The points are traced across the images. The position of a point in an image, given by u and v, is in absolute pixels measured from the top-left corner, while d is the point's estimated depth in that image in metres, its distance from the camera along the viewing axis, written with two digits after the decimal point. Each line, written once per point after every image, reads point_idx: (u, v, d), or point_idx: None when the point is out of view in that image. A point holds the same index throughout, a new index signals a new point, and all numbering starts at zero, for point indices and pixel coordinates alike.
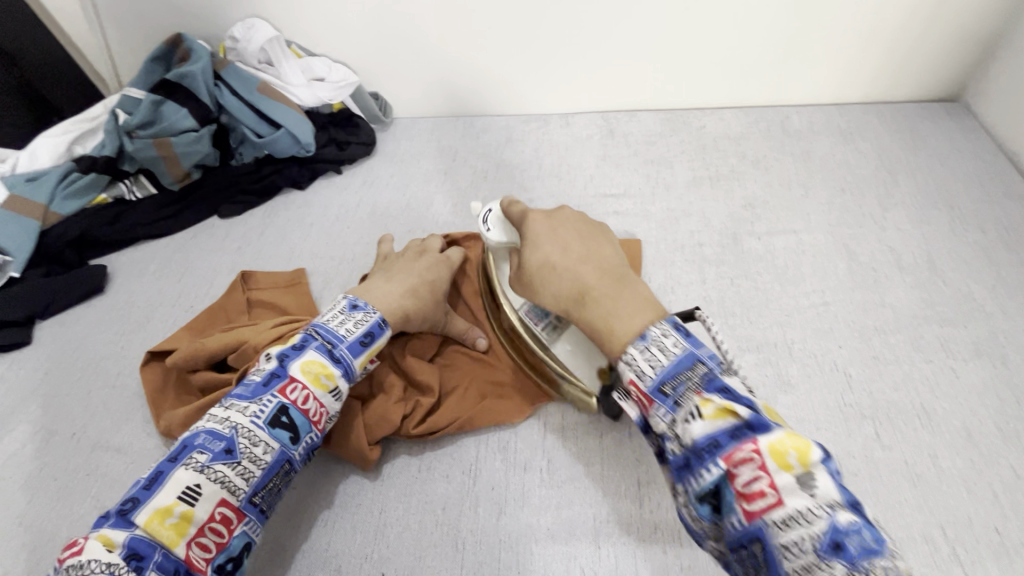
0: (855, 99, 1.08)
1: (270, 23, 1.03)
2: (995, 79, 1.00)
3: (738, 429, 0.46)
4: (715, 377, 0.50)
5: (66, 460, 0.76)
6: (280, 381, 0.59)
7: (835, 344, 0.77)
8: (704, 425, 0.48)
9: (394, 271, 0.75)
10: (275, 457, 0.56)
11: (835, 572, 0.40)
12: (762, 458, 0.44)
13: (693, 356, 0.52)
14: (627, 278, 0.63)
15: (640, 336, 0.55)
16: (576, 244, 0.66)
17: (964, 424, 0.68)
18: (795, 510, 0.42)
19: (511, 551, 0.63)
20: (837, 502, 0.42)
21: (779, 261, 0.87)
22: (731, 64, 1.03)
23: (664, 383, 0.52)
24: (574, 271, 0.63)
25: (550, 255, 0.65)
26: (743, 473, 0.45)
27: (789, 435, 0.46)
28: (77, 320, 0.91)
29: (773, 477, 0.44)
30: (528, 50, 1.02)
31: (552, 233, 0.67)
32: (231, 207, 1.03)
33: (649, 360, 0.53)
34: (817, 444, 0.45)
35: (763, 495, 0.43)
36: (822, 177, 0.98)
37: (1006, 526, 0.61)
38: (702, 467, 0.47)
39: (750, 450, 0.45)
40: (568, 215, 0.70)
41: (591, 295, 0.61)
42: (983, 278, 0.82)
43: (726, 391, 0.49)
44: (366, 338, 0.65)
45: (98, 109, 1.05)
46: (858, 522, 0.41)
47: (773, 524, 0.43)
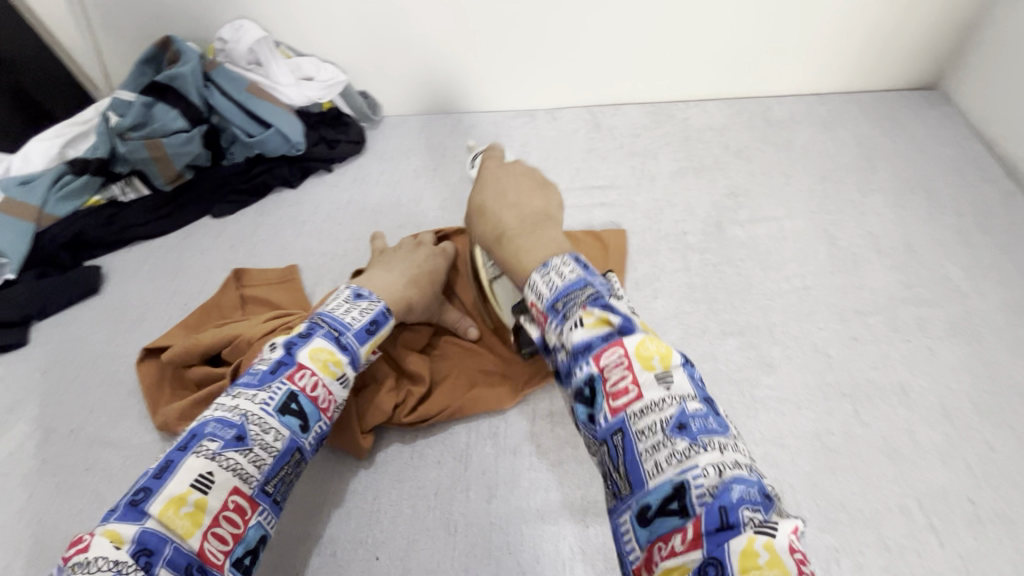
0: (835, 89, 1.10)
1: (257, 24, 1.04)
2: (970, 66, 1.02)
3: (610, 334, 0.46)
4: (601, 296, 0.49)
5: (66, 456, 0.77)
6: (290, 368, 0.60)
7: (816, 326, 0.78)
8: (585, 332, 0.47)
9: (393, 263, 0.76)
10: (286, 444, 0.58)
11: (676, 449, 0.41)
12: (630, 359, 0.45)
13: (586, 279, 0.51)
14: (547, 222, 0.62)
15: (542, 264, 0.54)
16: (511, 193, 0.66)
17: (940, 400, 0.70)
18: (651, 402, 0.43)
19: (502, 532, 0.65)
20: (690, 395, 0.44)
21: (761, 247, 0.88)
22: (712, 57, 1.05)
23: (558, 300, 0.50)
24: (498, 215, 0.64)
25: (485, 199, 0.66)
26: (613, 374, 0.45)
27: (653, 341, 0.47)
28: (73, 320, 0.92)
29: (636, 374, 0.44)
30: (513, 46, 1.04)
31: (496, 179, 0.68)
32: (224, 206, 1.04)
33: (546, 281, 0.52)
34: (678, 350, 0.47)
35: (627, 390, 0.44)
36: (803, 165, 1.00)
37: (980, 497, 0.63)
38: (576, 367, 0.47)
39: (620, 353, 0.45)
40: (520, 168, 0.69)
41: (507, 238, 0.61)
42: (960, 259, 0.85)
43: (610, 305, 0.48)
44: (372, 327, 0.66)
45: (89, 112, 1.07)
46: (704, 409, 0.43)
47: (632, 415, 0.43)
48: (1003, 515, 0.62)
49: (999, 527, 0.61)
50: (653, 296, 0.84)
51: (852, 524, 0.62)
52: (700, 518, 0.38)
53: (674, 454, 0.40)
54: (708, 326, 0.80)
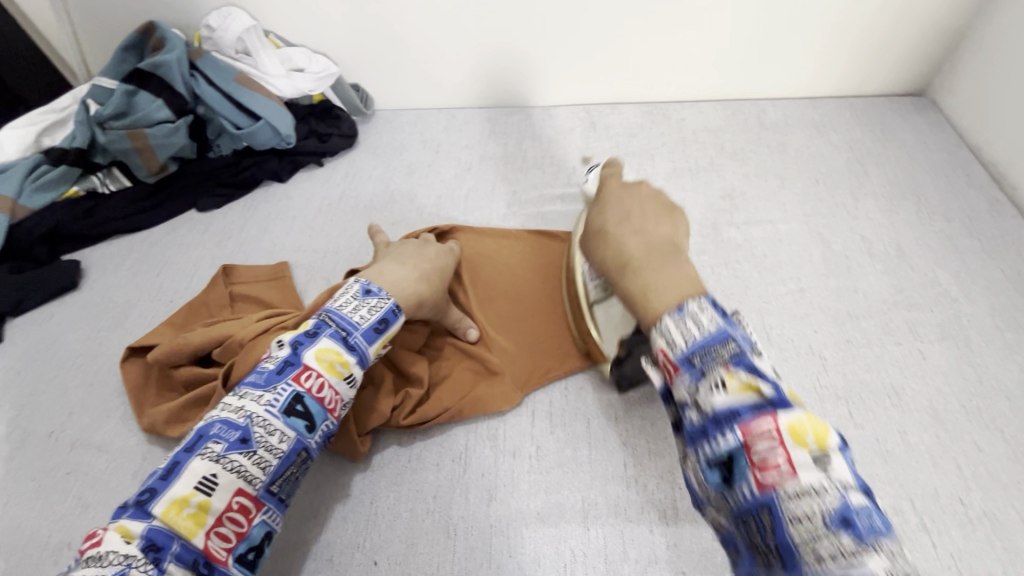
0: (828, 93, 1.12)
1: (246, 13, 1.01)
2: (958, 74, 1.04)
3: (760, 404, 0.43)
4: (745, 354, 0.47)
5: (45, 460, 0.74)
6: (295, 369, 0.58)
7: (811, 328, 0.79)
8: (727, 398, 0.44)
9: (403, 256, 0.74)
10: (292, 446, 0.56)
11: (840, 547, 0.36)
12: (783, 435, 0.40)
13: (727, 333, 0.48)
14: (675, 253, 0.58)
15: (677, 307, 0.51)
16: (636, 217, 0.62)
17: (931, 403, 0.72)
18: (809, 485, 0.39)
19: (502, 535, 0.64)
20: (850, 485, 0.39)
21: (757, 250, 0.89)
22: (710, 59, 1.05)
23: (694, 354, 0.48)
24: (622, 240, 0.60)
25: (607, 221, 0.62)
26: (761, 446, 0.41)
27: (807, 418, 0.42)
28: (51, 317, 0.89)
29: (790, 453, 0.40)
30: (510, 39, 1.02)
31: (620, 202, 0.64)
32: (211, 199, 1.01)
33: (681, 330, 0.49)
34: (835, 431, 0.42)
35: (778, 466, 0.40)
36: (796, 168, 1.01)
37: (970, 497, 0.65)
38: (718, 434, 0.43)
39: (770, 425, 0.41)
40: (644, 190, 0.65)
41: (632, 269, 0.57)
42: (948, 264, 0.86)
43: (754, 368, 0.45)
44: (381, 325, 0.64)
45: (67, 99, 1.02)
46: (868, 506, 0.38)
47: (783, 494, 0.39)
48: (992, 515, 0.64)
49: (989, 527, 0.63)
50: None
51: None
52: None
53: (836, 550, 0.35)
54: None
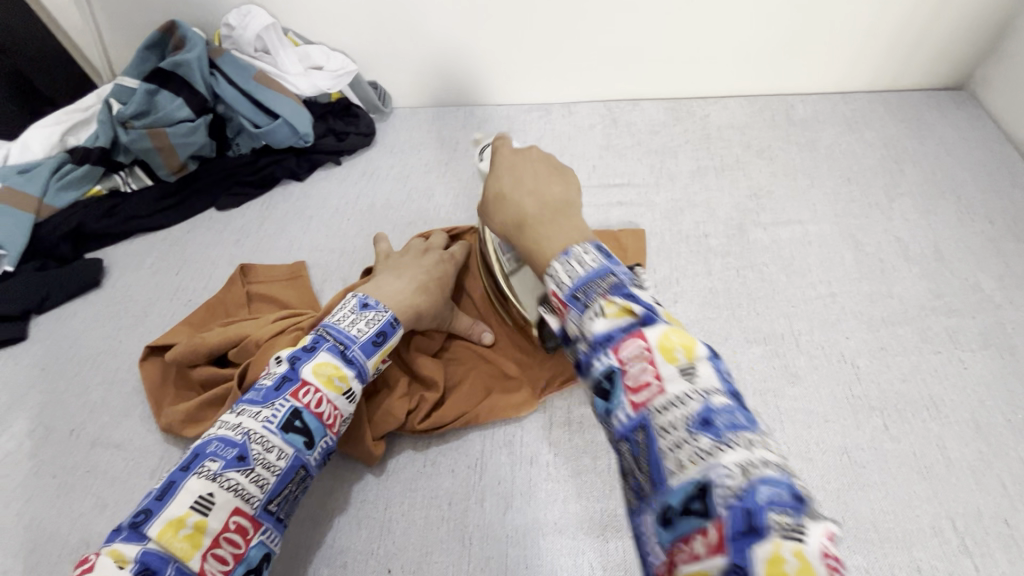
0: (861, 88, 1.07)
1: (265, 10, 1.00)
2: (1003, 66, 0.99)
3: (631, 326, 0.41)
4: (624, 286, 0.44)
5: (67, 457, 0.75)
6: (293, 385, 0.58)
7: (843, 335, 0.76)
8: (605, 323, 0.42)
9: (402, 267, 0.73)
10: (290, 463, 0.56)
11: (700, 448, 0.35)
12: (652, 351, 0.40)
13: (608, 270, 0.45)
14: (573, 212, 0.54)
15: (564, 252, 0.47)
16: (529, 180, 0.57)
17: (972, 416, 0.68)
18: (674, 396, 0.38)
19: (517, 545, 0.62)
20: (715, 389, 0.38)
21: (784, 252, 0.86)
22: (738, 51, 1.01)
23: (579, 292, 0.44)
24: (518, 201, 0.55)
25: (502, 186, 0.57)
26: (634, 367, 0.40)
27: (677, 333, 0.41)
28: (74, 314, 0.90)
29: (660, 370, 0.39)
30: (529, 35, 1.00)
31: (512, 167, 0.58)
32: (229, 198, 1.01)
33: (566, 270, 0.46)
34: (705, 342, 0.41)
35: (649, 384, 0.39)
36: (827, 166, 0.97)
37: (1015, 518, 0.61)
38: (595, 358, 0.41)
39: (641, 345, 0.40)
40: (535, 154, 0.60)
41: (529, 226, 0.53)
42: (991, 268, 0.82)
43: (633, 295, 0.43)
44: (378, 338, 0.64)
45: (91, 99, 1.03)
46: (732, 406, 0.37)
47: (653, 411, 0.38)
48: None
49: None
50: (673, 301, 0.81)
51: (884, 544, 0.60)
52: (724, 520, 0.33)
53: (697, 451, 0.35)
54: (731, 333, 0.77)
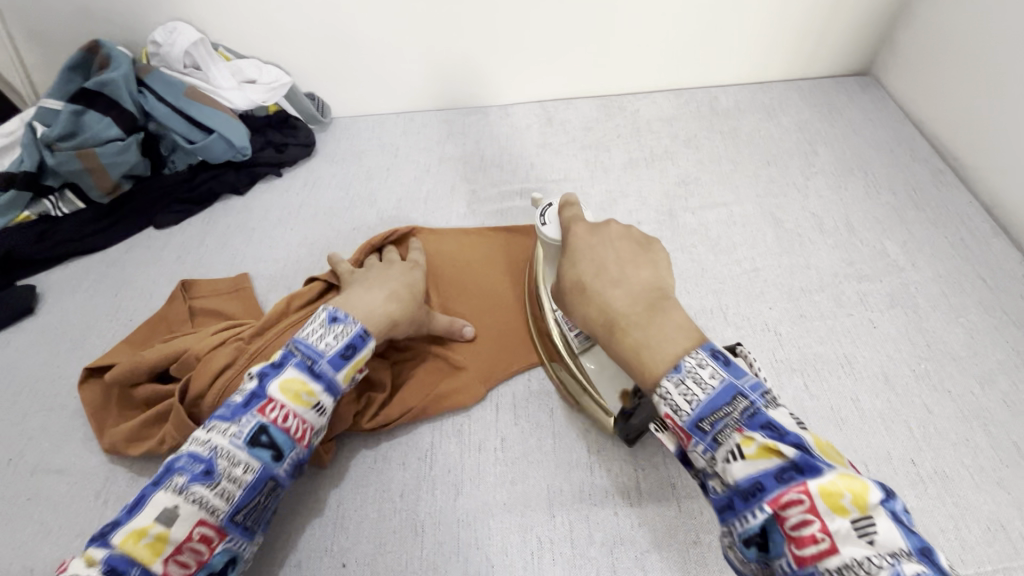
0: (777, 78, 1.14)
1: (192, 26, 1.00)
2: (898, 52, 1.07)
3: (783, 470, 0.43)
4: (760, 413, 0.46)
5: (3, 488, 0.73)
6: (260, 402, 0.58)
7: (766, 306, 0.81)
8: (746, 467, 0.44)
9: (373, 280, 0.74)
10: (258, 476, 0.56)
11: None
12: (812, 500, 0.41)
13: (733, 389, 0.48)
14: (666, 305, 0.55)
15: (675, 367, 0.50)
16: (612, 267, 0.59)
17: (882, 369, 0.74)
18: (850, 559, 0.39)
19: (469, 528, 0.64)
20: (903, 552, 0.38)
21: (712, 233, 0.91)
22: (661, 48, 1.06)
23: (702, 419, 0.48)
24: (603, 296, 0.57)
25: (583, 275, 0.59)
26: (794, 516, 0.41)
27: (844, 477, 0.42)
28: (6, 343, 0.87)
29: (826, 522, 0.40)
30: (462, 39, 1.03)
31: (591, 251, 0.61)
32: (167, 216, 1.00)
33: (684, 394, 0.49)
34: (875, 484, 0.42)
35: (817, 540, 0.40)
36: (748, 152, 1.03)
37: (921, 457, 0.67)
38: (746, 511, 0.44)
39: (801, 494, 0.42)
40: (614, 230, 0.62)
41: (620, 328, 0.55)
42: (895, 235, 0.89)
43: (772, 425, 0.45)
44: (348, 351, 0.63)
45: (13, 123, 1.00)
46: (926, 574, 0.37)
47: (824, 574, 0.40)
48: (942, 473, 0.66)
49: (940, 485, 0.65)
50: None
51: None
52: None
53: None
54: None
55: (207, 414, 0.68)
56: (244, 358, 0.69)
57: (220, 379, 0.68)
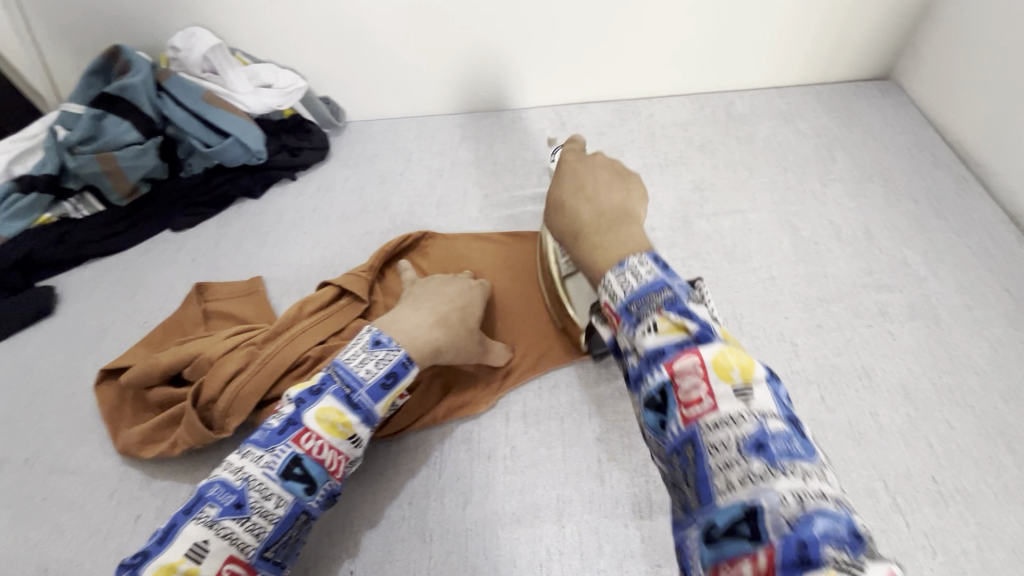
0: (794, 82, 1.13)
1: (211, 31, 1.01)
2: (921, 56, 1.05)
3: (685, 342, 0.42)
4: (679, 299, 0.45)
5: (21, 487, 0.74)
6: (296, 430, 0.59)
7: (782, 315, 0.80)
8: (657, 338, 0.43)
9: (421, 299, 0.74)
10: (289, 510, 0.57)
11: (752, 471, 0.35)
12: (705, 369, 0.40)
13: (664, 282, 0.47)
14: (629, 219, 0.57)
15: (618, 264, 0.50)
16: (590, 186, 0.62)
17: (902, 382, 0.72)
18: (727, 416, 0.38)
19: (477, 538, 0.64)
20: (771, 413, 0.38)
21: (727, 241, 0.90)
22: (676, 52, 1.06)
23: (632, 304, 0.46)
24: (576, 210, 0.60)
25: (563, 194, 0.63)
26: (687, 384, 0.41)
27: (734, 353, 0.42)
28: (26, 343, 0.89)
29: (712, 386, 0.39)
30: (476, 43, 1.03)
31: (576, 174, 0.64)
32: (184, 219, 1.01)
33: (620, 282, 0.48)
34: (761, 365, 0.42)
35: (701, 401, 0.39)
36: (764, 157, 1.02)
37: (942, 475, 0.65)
38: (648, 373, 0.43)
39: (693, 363, 0.41)
40: (598, 161, 0.65)
41: (584, 235, 0.57)
42: (916, 244, 0.87)
43: (688, 312, 0.44)
44: (388, 380, 0.63)
45: (36, 127, 1.02)
46: (788, 432, 0.37)
47: (703, 427, 0.38)
48: (964, 492, 0.64)
49: (961, 504, 0.63)
50: None
51: None
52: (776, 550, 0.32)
53: (748, 474, 0.35)
54: None
55: (218, 418, 0.68)
56: (258, 363, 0.70)
57: (233, 383, 0.69)
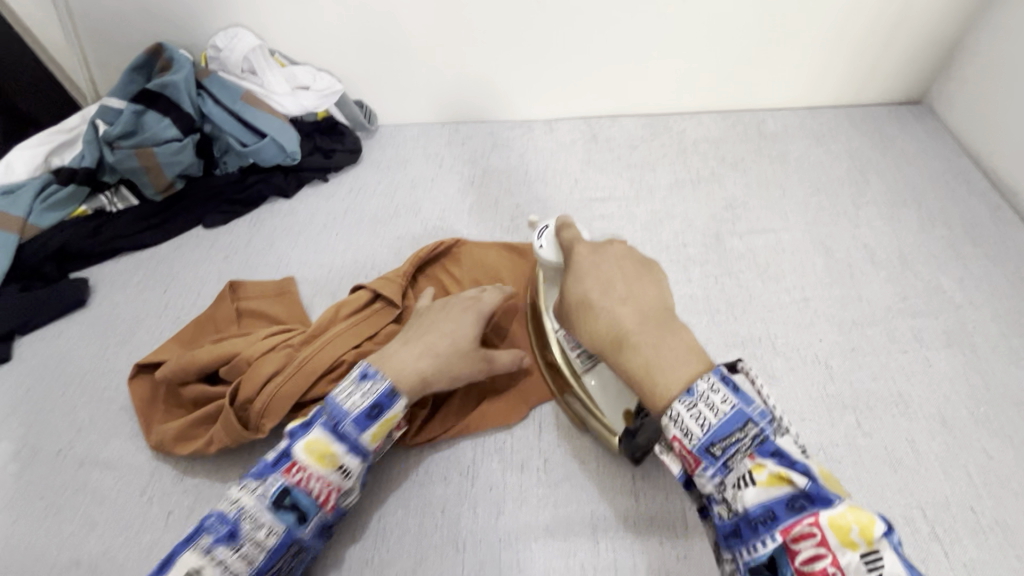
0: (827, 104, 1.13)
1: (252, 32, 1.03)
2: (956, 82, 1.05)
3: (794, 500, 0.47)
4: (768, 441, 0.50)
5: (53, 478, 0.74)
6: (286, 462, 0.60)
7: (817, 337, 0.80)
8: (758, 494, 0.48)
9: (411, 332, 0.70)
10: (281, 539, 0.58)
11: None
12: (823, 532, 0.45)
13: (743, 415, 0.51)
14: (674, 323, 0.58)
15: (687, 391, 0.52)
16: (619, 282, 0.61)
17: (938, 410, 0.72)
18: (853, 574, 0.43)
19: (511, 550, 0.64)
20: (895, 572, 0.43)
21: (760, 260, 0.89)
22: (710, 69, 1.06)
23: (712, 444, 0.51)
24: (625, 355, 0.57)
25: (590, 291, 0.61)
26: (805, 549, 0.45)
27: (849, 507, 0.45)
28: (59, 334, 0.89)
29: (837, 555, 0.44)
30: (513, 53, 1.03)
31: (596, 268, 0.63)
32: (217, 216, 1.02)
33: (696, 417, 0.52)
34: (878, 516, 0.45)
35: (827, 573, 0.44)
36: (797, 178, 1.02)
37: (981, 506, 0.65)
38: (756, 540, 0.47)
39: (810, 521, 0.45)
40: (616, 250, 0.65)
41: (639, 380, 0.56)
42: (951, 270, 0.87)
43: (781, 455, 0.49)
44: (374, 411, 0.62)
45: (75, 120, 1.03)
46: None
47: None
48: (1003, 523, 0.64)
49: (1000, 536, 0.63)
50: None
51: None
52: None
53: None
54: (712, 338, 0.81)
55: (254, 418, 0.69)
56: (293, 366, 0.70)
57: (270, 383, 0.70)
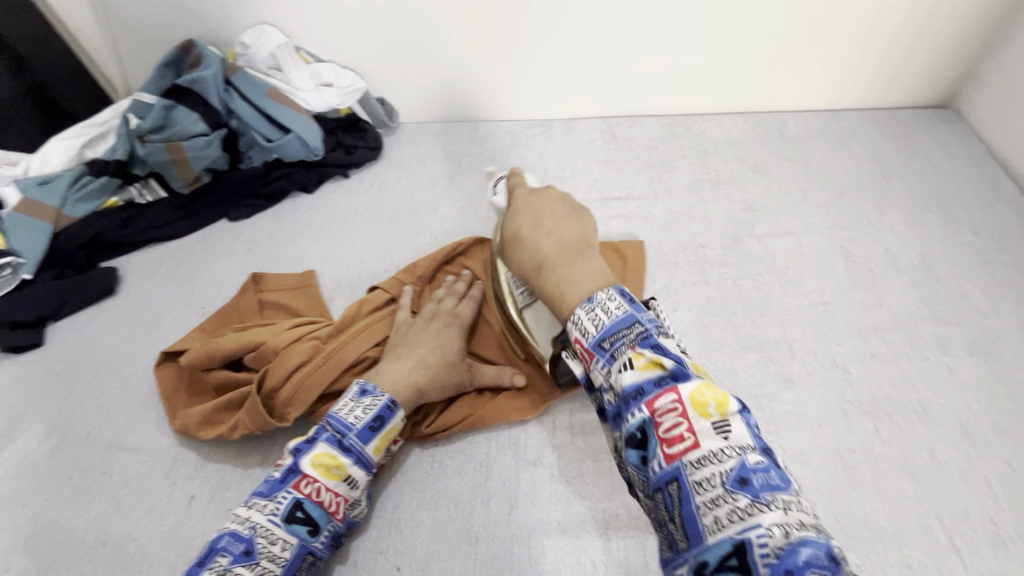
0: (851, 106, 1.11)
1: (279, 30, 1.05)
2: (986, 86, 1.03)
3: (663, 379, 0.44)
4: (649, 335, 0.47)
5: (82, 460, 0.77)
6: (295, 477, 0.61)
7: (835, 342, 0.79)
8: (635, 375, 0.45)
9: (402, 344, 0.72)
10: (295, 552, 0.59)
11: (737, 505, 0.37)
12: (684, 407, 0.43)
13: (633, 317, 0.49)
14: (588, 252, 0.58)
15: (587, 298, 0.52)
16: (547, 220, 0.62)
17: (960, 420, 0.71)
18: (707, 451, 0.40)
19: (523, 544, 0.65)
20: (749, 446, 0.41)
21: (779, 263, 0.89)
22: (732, 69, 1.05)
23: (603, 340, 0.49)
24: (535, 243, 0.60)
25: (521, 226, 0.62)
26: (665, 420, 0.43)
27: (708, 387, 0.44)
28: (89, 321, 0.92)
29: (691, 422, 0.42)
30: (533, 51, 1.04)
31: (529, 207, 0.64)
32: (241, 210, 1.04)
33: (591, 318, 0.50)
34: (734, 396, 0.44)
35: (683, 437, 0.41)
36: (819, 181, 1.00)
37: (1001, 517, 0.64)
38: (629, 411, 0.44)
39: (673, 400, 0.43)
40: (551, 195, 0.65)
41: (546, 269, 0.57)
42: (976, 278, 0.85)
43: (660, 347, 0.47)
44: (376, 423, 0.65)
45: (108, 114, 1.07)
46: (765, 463, 0.40)
47: (687, 463, 0.41)
48: None
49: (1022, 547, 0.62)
50: (672, 309, 0.84)
51: (874, 542, 0.63)
52: None
53: (734, 509, 0.37)
54: (728, 341, 0.80)
55: (280, 407, 0.71)
56: (318, 358, 0.73)
57: (296, 375, 0.72)
